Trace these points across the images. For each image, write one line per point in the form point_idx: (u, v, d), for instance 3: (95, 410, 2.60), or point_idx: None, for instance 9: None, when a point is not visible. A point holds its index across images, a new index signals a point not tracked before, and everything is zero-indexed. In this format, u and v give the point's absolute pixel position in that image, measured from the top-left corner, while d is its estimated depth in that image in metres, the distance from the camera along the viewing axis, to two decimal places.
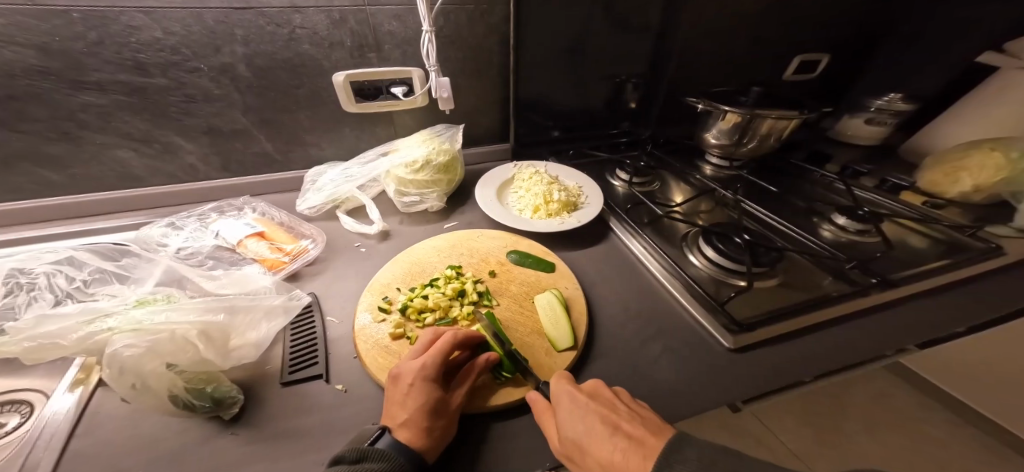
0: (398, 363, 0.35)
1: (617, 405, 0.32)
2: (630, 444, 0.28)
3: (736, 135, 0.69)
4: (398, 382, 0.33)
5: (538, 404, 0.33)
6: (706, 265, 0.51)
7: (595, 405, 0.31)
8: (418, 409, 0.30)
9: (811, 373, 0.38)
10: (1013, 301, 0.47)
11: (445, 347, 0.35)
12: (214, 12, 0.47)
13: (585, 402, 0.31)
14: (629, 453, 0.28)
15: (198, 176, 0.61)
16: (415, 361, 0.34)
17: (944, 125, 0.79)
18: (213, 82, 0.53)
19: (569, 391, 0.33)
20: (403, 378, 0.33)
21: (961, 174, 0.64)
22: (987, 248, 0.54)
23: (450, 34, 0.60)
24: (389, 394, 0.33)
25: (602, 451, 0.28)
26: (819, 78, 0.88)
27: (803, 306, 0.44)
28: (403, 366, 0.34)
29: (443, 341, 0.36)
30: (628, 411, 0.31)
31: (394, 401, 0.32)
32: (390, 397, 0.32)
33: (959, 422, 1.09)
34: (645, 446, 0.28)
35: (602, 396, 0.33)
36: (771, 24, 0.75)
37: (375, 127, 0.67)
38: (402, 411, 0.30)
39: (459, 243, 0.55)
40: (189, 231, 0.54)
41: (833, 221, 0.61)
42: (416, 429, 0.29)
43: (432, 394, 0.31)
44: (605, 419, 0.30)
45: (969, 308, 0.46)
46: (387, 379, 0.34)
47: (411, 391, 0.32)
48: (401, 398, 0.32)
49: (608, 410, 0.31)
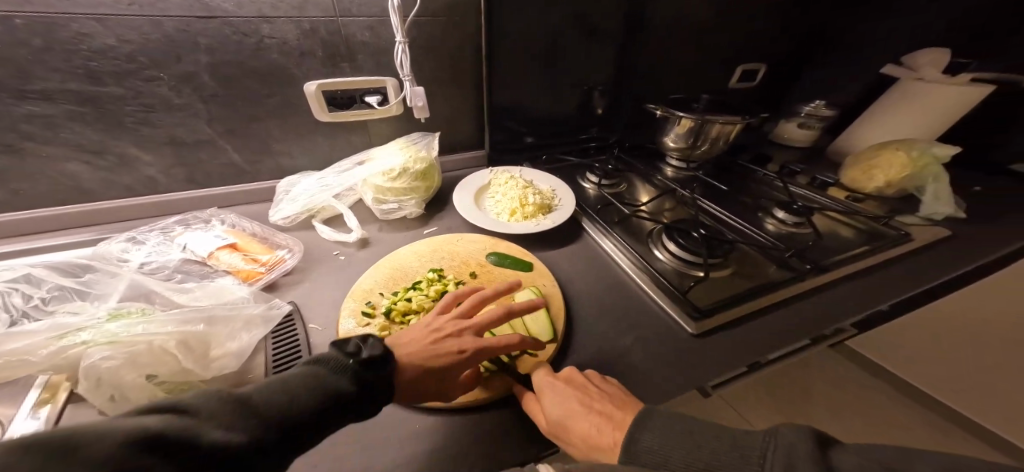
0: (456, 321, 0.38)
1: (589, 386, 0.35)
2: (602, 419, 0.32)
3: (691, 139, 0.76)
4: (435, 333, 0.37)
5: (524, 394, 0.36)
6: (670, 259, 0.56)
7: (573, 389, 0.35)
8: (426, 368, 0.34)
9: (764, 351, 0.43)
10: (925, 279, 0.56)
11: (485, 325, 0.38)
12: (176, 20, 0.46)
13: (562, 387, 0.35)
14: (603, 427, 0.32)
15: (158, 188, 0.59)
16: (471, 336, 0.37)
17: (863, 127, 0.88)
18: (173, 91, 0.51)
19: (547, 380, 0.36)
20: (444, 334, 0.37)
21: (875, 171, 0.75)
22: (898, 236, 0.63)
23: (424, 45, 0.62)
24: (419, 332, 0.37)
25: (582, 429, 0.32)
26: (759, 86, 0.99)
27: (752, 293, 0.50)
28: (456, 327, 0.38)
29: (490, 319, 0.39)
30: (605, 394, 0.34)
31: (416, 344, 0.35)
32: (414, 337, 0.36)
33: (902, 397, 1.21)
34: (614, 419, 0.32)
35: (576, 380, 0.36)
36: (715, 39, 0.84)
37: (349, 136, 0.67)
38: (414, 358, 0.34)
39: (439, 247, 0.57)
40: (152, 245, 0.52)
41: (774, 215, 0.69)
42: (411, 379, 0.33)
43: (448, 362, 0.34)
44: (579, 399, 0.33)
45: (890, 287, 0.54)
46: (431, 323, 0.38)
47: (435, 348, 0.35)
48: (427, 345, 0.36)
49: (581, 391, 0.34)
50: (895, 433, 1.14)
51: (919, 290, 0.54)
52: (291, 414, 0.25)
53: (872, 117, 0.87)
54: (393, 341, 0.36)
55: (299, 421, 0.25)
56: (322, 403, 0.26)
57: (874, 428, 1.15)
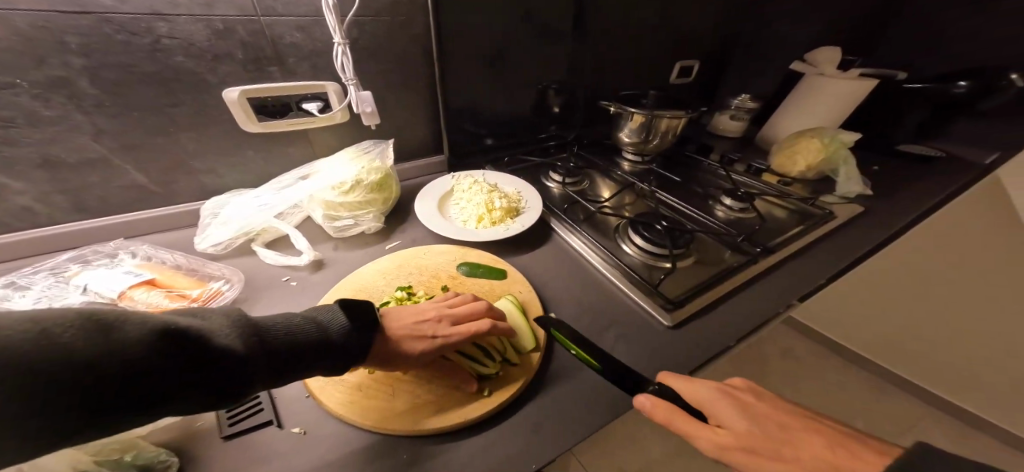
0: (441, 310, 0.39)
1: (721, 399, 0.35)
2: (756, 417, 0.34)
3: (643, 134, 0.80)
4: (425, 318, 0.38)
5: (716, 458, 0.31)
6: (638, 253, 0.58)
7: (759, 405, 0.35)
8: (399, 354, 0.35)
9: (731, 334, 0.46)
10: (850, 252, 0.64)
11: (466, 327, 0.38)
12: (30, 15, 0.37)
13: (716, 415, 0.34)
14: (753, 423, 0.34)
15: (36, 220, 0.48)
16: (450, 330, 0.37)
17: (783, 117, 0.99)
18: (40, 102, 0.41)
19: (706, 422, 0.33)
20: (431, 323, 0.38)
21: (797, 156, 0.85)
22: (823, 214, 0.71)
23: (367, 46, 0.57)
24: (411, 313, 0.39)
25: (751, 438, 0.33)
26: (695, 82, 1.06)
27: (715, 280, 0.53)
28: (442, 317, 0.39)
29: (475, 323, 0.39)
30: (804, 424, 0.34)
31: (404, 326, 0.37)
32: (404, 318, 0.38)
33: (834, 354, 1.41)
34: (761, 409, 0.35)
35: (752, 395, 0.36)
36: (654, 39, 0.89)
37: (288, 147, 0.60)
38: (397, 337, 0.36)
39: (405, 262, 0.53)
40: (41, 289, 0.42)
41: (723, 203, 0.74)
42: (381, 354, 0.34)
43: (422, 348, 0.36)
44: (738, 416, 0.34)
45: (824, 262, 0.61)
46: (426, 308, 0.40)
47: (417, 332, 0.37)
48: (405, 329, 0.37)
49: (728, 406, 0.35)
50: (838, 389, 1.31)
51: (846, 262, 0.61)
52: (284, 344, 0.28)
53: (790, 109, 0.97)
54: (388, 311, 0.39)
55: (293, 349, 0.28)
56: (314, 340, 0.30)
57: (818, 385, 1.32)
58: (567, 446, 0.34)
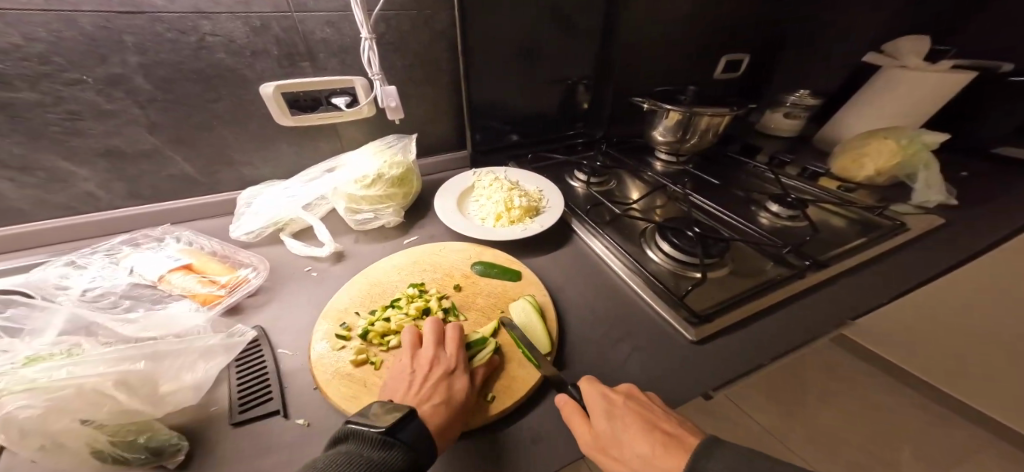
0: (426, 356, 0.37)
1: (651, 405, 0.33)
2: (667, 439, 0.30)
3: (679, 132, 0.74)
4: (434, 368, 0.36)
5: (569, 404, 0.33)
6: (665, 260, 0.54)
7: (630, 404, 0.32)
8: (454, 406, 0.33)
9: (767, 355, 0.41)
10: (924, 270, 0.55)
11: (456, 338, 0.39)
12: (92, 16, 0.40)
13: (621, 405, 0.32)
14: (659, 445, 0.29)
15: (101, 205, 0.53)
16: (451, 352, 0.38)
17: (849, 114, 0.88)
18: (103, 96, 0.45)
19: (603, 402, 0.32)
20: (439, 366, 0.36)
21: (864, 160, 0.75)
22: (892, 225, 0.62)
23: (393, 40, 0.57)
24: (412, 378, 0.35)
25: (639, 445, 0.29)
26: (744, 75, 0.97)
27: (751, 294, 0.48)
28: (439, 355, 0.38)
29: (451, 333, 0.40)
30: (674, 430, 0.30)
31: (424, 386, 0.34)
32: (407, 385, 0.35)
33: (896, 384, 1.25)
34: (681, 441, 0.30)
35: (636, 395, 0.34)
36: (698, 26, 0.82)
37: (317, 141, 0.62)
38: (433, 398, 0.33)
39: (421, 258, 0.53)
40: (97, 269, 0.47)
41: (768, 209, 0.67)
42: (444, 420, 0.32)
43: (462, 387, 0.35)
44: (642, 419, 0.31)
45: (890, 280, 0.53)
46: (421, 361, 0.37)
47: (443, 383, 0.35)
48: (426, 387, 0.34)
49: (644, 411, 0.32)
50: (896, 421, 1.16)
51: (917, 281, 0.53)
52: None
53: (858, 106, 0.86)
54: (390, 396, 0.34)
55: None
56: None
57: (875, 417, 1.17)
58: (568, 462, 0.32)
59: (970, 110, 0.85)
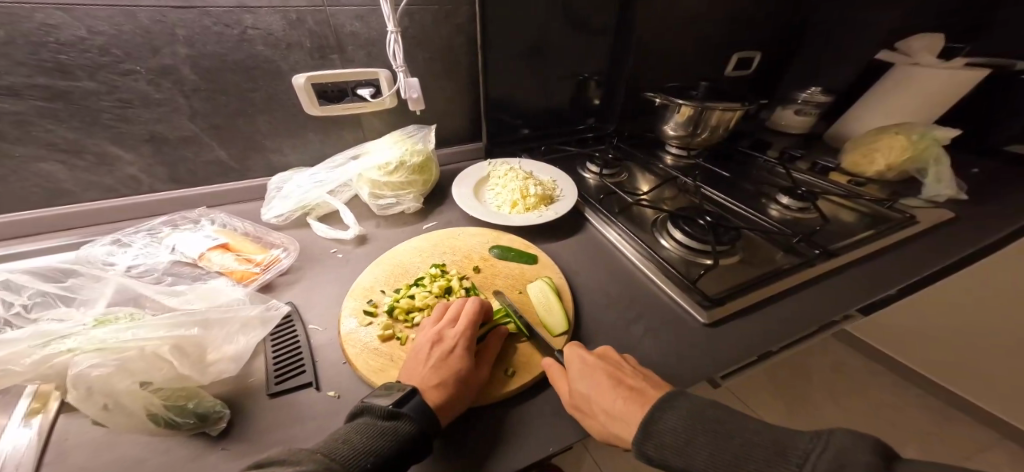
0: (440, 331, 0.38)
1: (623, 365, 0.36)
2: (632, 394, 0.32)
3: (691, 127, 0.75)
4: (436, 346, 0.36)
5: (552, 365, 0.37)
6: (676, 247, 0.55)
7: (602, 363, 0.35)
8: (458, 384, 0.33)
9: (777, 338, 0.43)
10: (931, 261, 0.56)
11: (473, 317, 0.38)
12: (149, 10, 0.43)
13: (595, 361, 0.35)
14: (627, 400, 0.31)
15: (142, 188, 0.56)
16: (455, 330, 0.37)
17: (860, 111, 0.88)
18: (152, 86, 0.48)
19: (580, 358, 0.36)
20: (442, 344, 0.36)
21: (875, 155, 0.76)
22: (902, 218, 0.63)
23: (416, 34, 0.60)
24: (424, 352, 0.36)
25: (606, 400, 0.31)
26: (754, 73, 0.98)
27: (761, 280, 0.49)
28: (443, 332, 0.37)
29: (469, 311, 0.39)
30: (639, 384, 0.33)
31: (428, 362, 0.34)
32: (420, 359, 0.35)
33: (901, 381, 1.25)
34: (645, 395, 0.32)
35: (610, 357, 0.37)
36: (711, 23, 0.83)
37: (342, 131, 0.65)
38: (435, 375, 0.33)
39: (440, 242, 0.55)
40: (139, 247, 0.50)
41: (778, 201, 0.68)
42: (447, 396, 0.32)
43: (464, 367, 0.34)
44: (611, 375, 0.34)
45: (899, 269, 0.54)
46: (423, 339, 0.37)
47: (447, 360, 0.35)
48: (436, 362, 0.34)
49: (615, 368, 0.35)
50: (898, 418, 1.16)
51: (926, 272, 0.54)
52: None
53: (870, 102, 0.86)
54: (402, 371, 0.34)
55: None
56: None
57: (879, 415, 1.17)
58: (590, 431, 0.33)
59: (983, 108, 0.85)
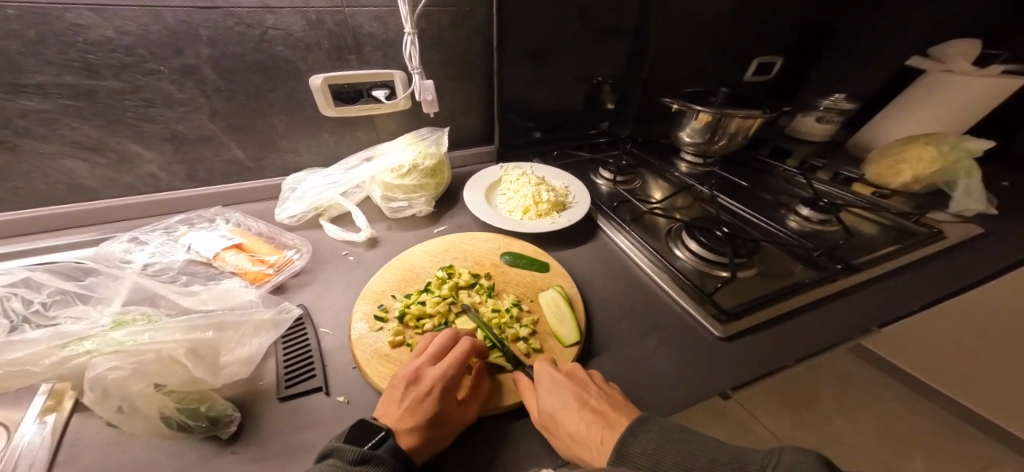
0: (422, 369, 0.35)
1: (590, 383, 0.35)
2: (595, 417, 0.31)
3: (708, 134, 0.74)
4: (414, 386, 0.34)
5: (524, 383, 0.36)
6: (690, 258, 0.54)
7: (570, 383, 0.35)
8: (435, 427, 0.31)
9: (794, 355, 0.41)
10: (959, 277, 0.54)
11: (463, 357, 0.36)
12: (175, 11, 0.44)
13: (563, 381, 0.35)
14: (591, 423, 0.31)
15: (161, 186, 0.57)
16: (436, 369, 0.35)
17: (887, 119, 0.85)
18: (175, 86, 0.49)
19: (550, 373, 0.36)
20: (419, 385, 0.34)
21: (902, 167, 0.73)
22: (930, 233, 0.60)
23: (432, 36, 0.59)
24: (401, 393, 0.33)
25: (571, 424, 0.31)
26: (775, 78, 0.96)
27: (782, 294, 0.48)
28: (422, 371, 0.35)
29: (458, 349, 0.36)
30: (605, 405, 0.32)
31: (402, 403, 0.32)
32: (397, 398, 0.33)
33: (917, 397, 1.20)
34: (607, 418, 0.31)
35: (579, 375, 0.36)
36: (732, 23, 0.80)
37: (356, 131, 0.65)
38: (410, 418, 0.31)
39: (452, 246, 0.55)
40: (156, 245, 0.50)
41: (798, 212, 0.67)
42: (421, 439, 0.30)
43: (443, 408, 0.32)
44: (577, 397, 0.33)
45: (930, 289, 0.51)
46: (401, 375, 0.34)
47: (423, 401, 0.32)
48: (413, 404, 0.32)
49: (581, 388, 0.34)
50: (913, 434, 1.12)
51: (952, 290, 0.51)
52: None
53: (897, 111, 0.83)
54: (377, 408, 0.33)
55: None
56: None
57: (894, 432, 1.13)
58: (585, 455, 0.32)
59: (1013, 118, 0.82)
